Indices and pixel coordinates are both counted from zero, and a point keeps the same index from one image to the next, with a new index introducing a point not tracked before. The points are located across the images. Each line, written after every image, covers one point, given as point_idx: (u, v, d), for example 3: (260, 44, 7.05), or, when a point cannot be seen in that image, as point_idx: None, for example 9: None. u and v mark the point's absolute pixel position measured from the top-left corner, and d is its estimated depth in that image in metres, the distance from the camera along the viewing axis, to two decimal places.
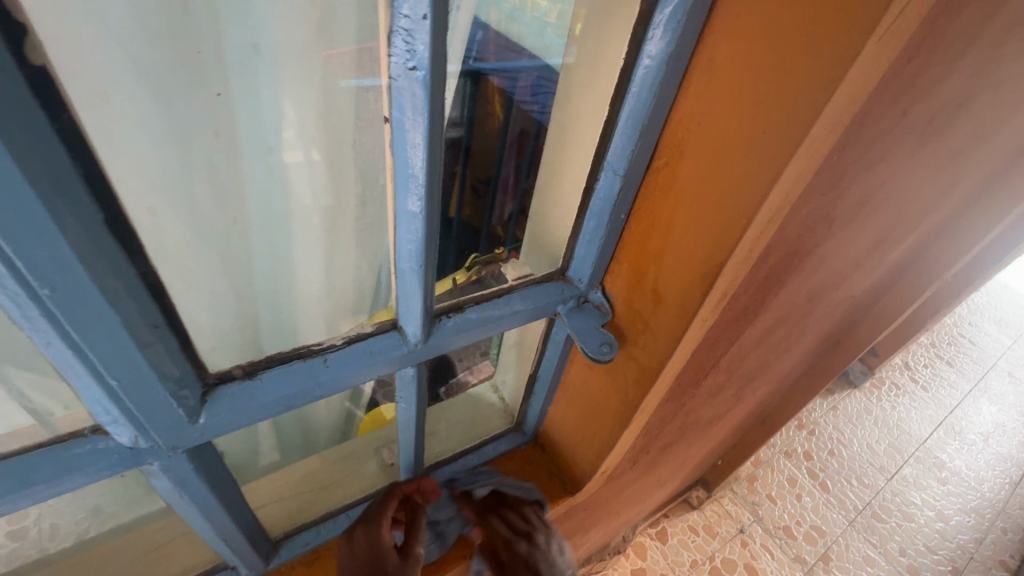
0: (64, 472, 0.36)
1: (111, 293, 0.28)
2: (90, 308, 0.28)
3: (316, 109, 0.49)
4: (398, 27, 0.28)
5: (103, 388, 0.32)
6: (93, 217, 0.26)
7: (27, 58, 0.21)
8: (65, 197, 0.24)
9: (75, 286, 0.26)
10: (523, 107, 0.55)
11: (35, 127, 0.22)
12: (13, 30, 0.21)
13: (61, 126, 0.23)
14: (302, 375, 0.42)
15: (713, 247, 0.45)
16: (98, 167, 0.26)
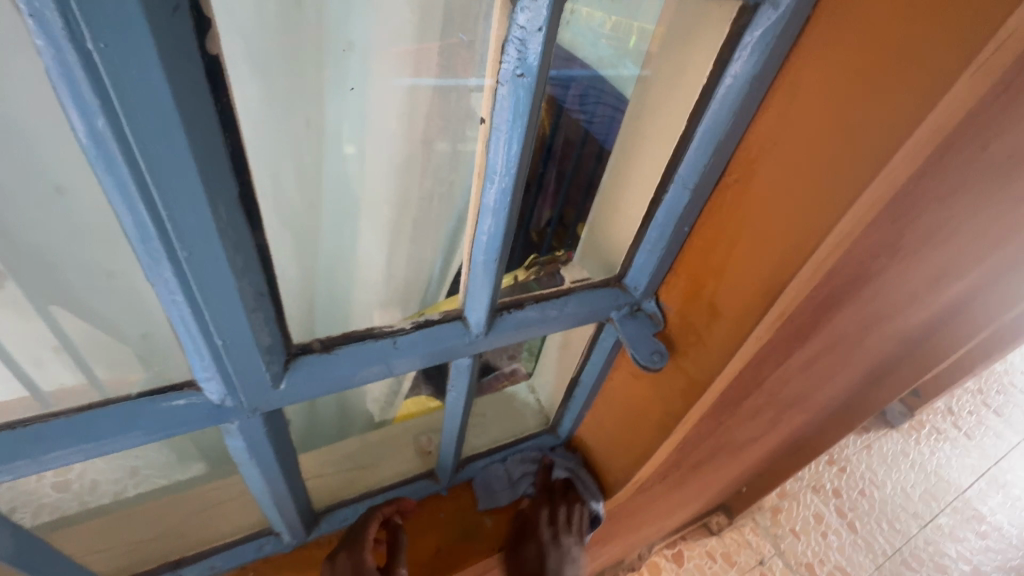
0: (162, 420, 0.40)
1: (234, 258, 0.32)
2: (216, 270, 0.31)
3: (403, 106, 0.52)
4: (513, 37, 0.30)
5: (209, 346, 0.36)
6: (230, 190, 0.30)
7: (206, 48, 0.25)
8: (214, 169, 0.27)
9: (208, 248, 0.30)
10: (572, 116, 0.53)
11: (203, 106, 0.25)
12: (200, 24, 0.24)
13: (220, 107, 0.27)
14: (373, 354, 0.45)
15: (778, 266, 0.46)
16: (239, 146, 0.29)
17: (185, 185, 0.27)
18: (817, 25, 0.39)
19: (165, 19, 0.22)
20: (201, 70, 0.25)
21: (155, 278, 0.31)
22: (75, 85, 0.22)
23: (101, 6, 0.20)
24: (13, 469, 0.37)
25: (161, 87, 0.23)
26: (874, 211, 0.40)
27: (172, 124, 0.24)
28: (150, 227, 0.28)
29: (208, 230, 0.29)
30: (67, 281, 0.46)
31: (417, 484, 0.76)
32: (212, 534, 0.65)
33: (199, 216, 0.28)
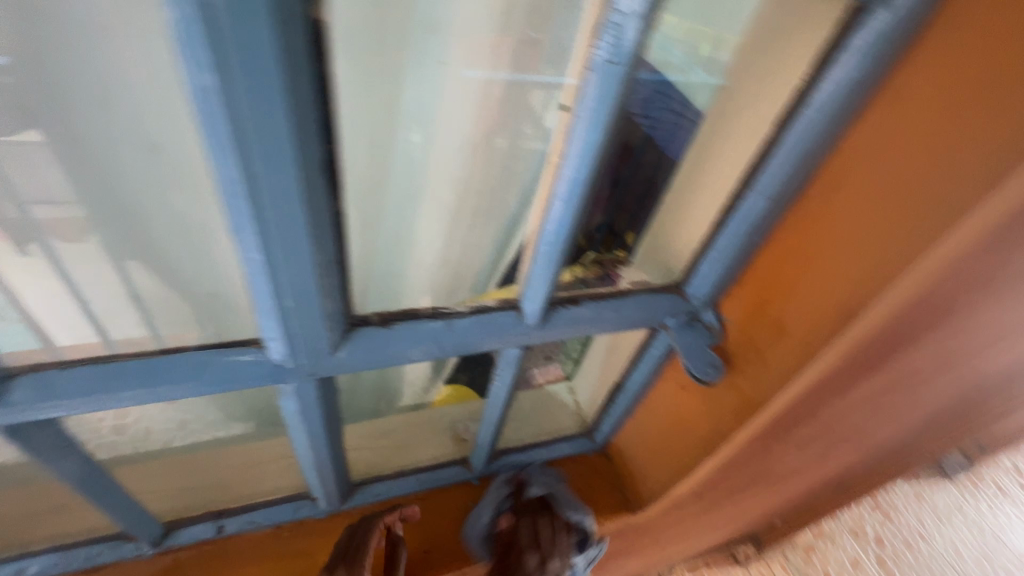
0: (227, 372, 0.41)
1: (311, 223, 0.32)
2: (293, 232, 0.32)
3: (478, 92, 0.53)
4: (610, 22, 0.30)
5: (278, 306, 0.37)
6: (317, 155, 0.30)
7: (313, 13, 0.25)
8: (305, 133, 0.28)
9: (289, 210, 0.31)
10: (637, 117, 0.46)
11: (304, 72, 0.26)
12: None
13: (318, 73, 0.28)
14: (427, 333, 0.46)
15: (854, 291, 0.43)
16: (330, 113, 0.30)
17: (277, 144, 0.28)
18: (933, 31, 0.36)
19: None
20: (307, 33, 0.26)
21: (238, 237, 0.32)
22: (192, 43, 0.24)
23: None
24: (93, 401, 0.40)
25: (269, 50, 0.24)
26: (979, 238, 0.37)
27: (274, 87, 0.25)
28: (239, 187, 0.29)
29: (291, 194, 0.30)
30: (153, 236, 0.47)
31: (449, 470, 0.75)
32: (255, 491, 0.68)
33: (284, 179, 0.29)
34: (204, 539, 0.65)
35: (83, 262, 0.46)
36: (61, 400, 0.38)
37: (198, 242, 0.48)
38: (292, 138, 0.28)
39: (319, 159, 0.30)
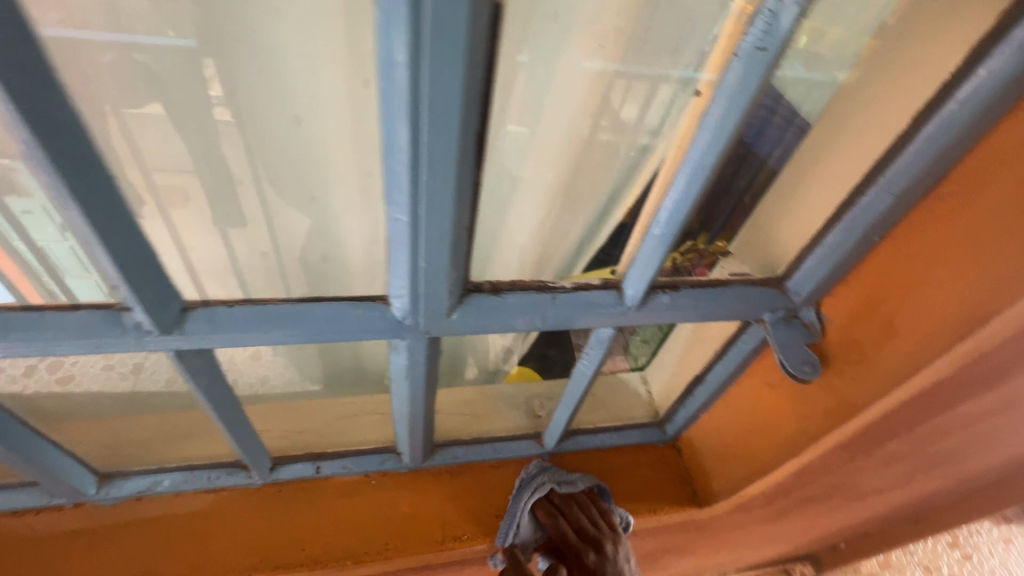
0: (360, 325, 0.46)
1: (417, 193, 0.35)
2: (410, 195, 0.35)
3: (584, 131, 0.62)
4: (763, 9, 0.30)
5: (411, 267, 0.40)
6: (440, 141, 0.31)
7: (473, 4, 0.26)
8: (429, 112, 0.30)
9: (412, 169, 0.33)
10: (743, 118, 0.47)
11: (443, 53, 0.27)
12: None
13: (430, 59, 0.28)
14: (535, 305, 0.48)
15: (1002, 288, 0.40)
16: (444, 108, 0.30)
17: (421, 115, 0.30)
18: None
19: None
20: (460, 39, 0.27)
21: (393, 198, 0.36)
22: (396, 21, 0.27)
23: None
24: (246, 337, 0.44)
25: (461, 17, 0.26)
26: None
27: (459, 52, 0.27)
28: (407, 201, 0.35)
29: (404, 159, 0.32)
30: None
31: (524, 443, 0.77)
32: (348, 441, 0.73)
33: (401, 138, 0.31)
34: (303, 476, 0.70)
35: (341, 228, 0.64)
36: (221, 333, 0.43)
37: (529, 174, 0.66)
38: (464, 102, 0.30)
39: (479, 116, 0.32)
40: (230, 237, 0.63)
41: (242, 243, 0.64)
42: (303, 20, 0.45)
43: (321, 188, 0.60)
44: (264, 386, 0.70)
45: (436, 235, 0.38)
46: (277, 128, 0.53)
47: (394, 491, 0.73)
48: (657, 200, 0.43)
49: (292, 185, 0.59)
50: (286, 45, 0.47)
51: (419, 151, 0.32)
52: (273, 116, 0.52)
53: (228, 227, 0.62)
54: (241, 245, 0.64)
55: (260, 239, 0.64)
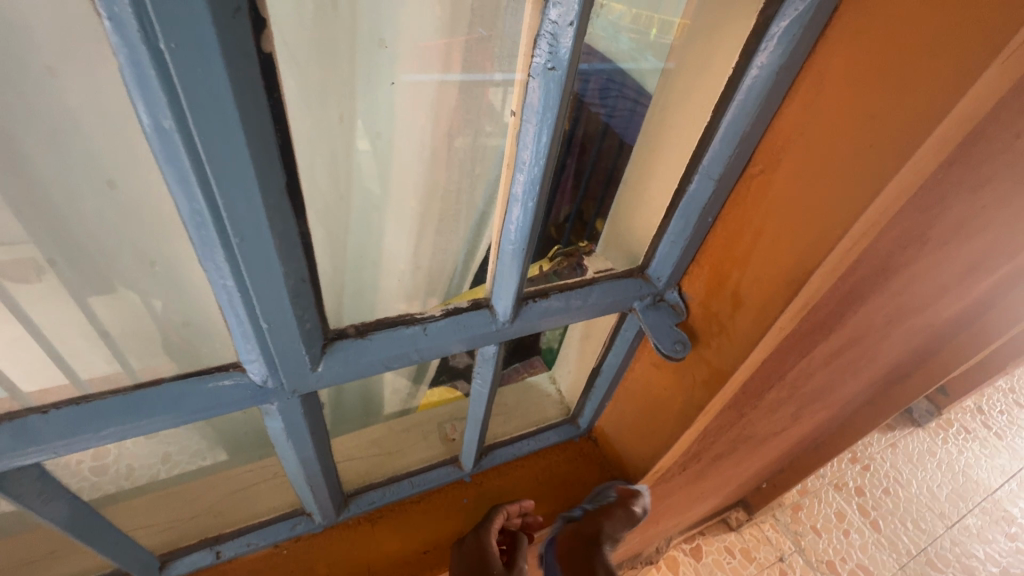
0: (212, 399, 0.42)
1: (233, 257, 0.32)
2: (226, 260, 0.32)
3: (434, 147, 0.61)
4: (545, 31, 0.32)
5: (254, 330, 0.38)
6: (241, 200, 0.29)
7: (234, 59, 0.24)
8: (218, 174, 0.28)
9: (219, 234, 0.31)
10: (592, 109, 0.50)
11: (213, 113, 0.25)
12: (189, 51, 0.23)
13: (201, 121, 0.25)
14: (406, 340, 0.46)
15: (812, 246, 0.46)
16: (235, 169, 0.28)
17: (211, 178, 0.28)
18: (828, 42, 0.40)
19: (242, 23, 0.24)
20: (231, 97, 0.25)
21: (211, 266, 0.33)
22: (150, 87, 0.24)
23: (122, 21, 0.22)
24: (75, 442, 0.39)
25: (221, 76, 0.24)
26: (878, 225, 0.43)
27: (233, 113, 0.26)
28: (226, 265, 0.33)
29: (206, 225, 0.30)
30: None
31: (441, 471, 0.76)
32: (247, 515, 0.67)
33: (195, 204, 0.29)
34: (203, 566, 0.64)
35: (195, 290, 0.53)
36: (37, 447, 0.37)
37: (393, 196, 0.65)
38: (257, 159, 0.28)
39: (285, 169, 0.31)
40: (92, 306, 0.51)
41: (111, 314, 0.52)
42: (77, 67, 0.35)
43: (161, 250, 0.49)
44: (141, 479, 0.62)
45: (271, 294, 0.35)
46: (83, 193, 0.43)
47: (309, 555, 0.68)
48: (503, 217, 0.44)
49: (126, 252, 0.48)
50: (66, 98, 0.37)
51: (221, 215, 0.30)
52: (73, 180, 0.42)
53: (91, 296, 0.50)
54: (109, 314, 0.52)
55: (131, 302, 0.52)
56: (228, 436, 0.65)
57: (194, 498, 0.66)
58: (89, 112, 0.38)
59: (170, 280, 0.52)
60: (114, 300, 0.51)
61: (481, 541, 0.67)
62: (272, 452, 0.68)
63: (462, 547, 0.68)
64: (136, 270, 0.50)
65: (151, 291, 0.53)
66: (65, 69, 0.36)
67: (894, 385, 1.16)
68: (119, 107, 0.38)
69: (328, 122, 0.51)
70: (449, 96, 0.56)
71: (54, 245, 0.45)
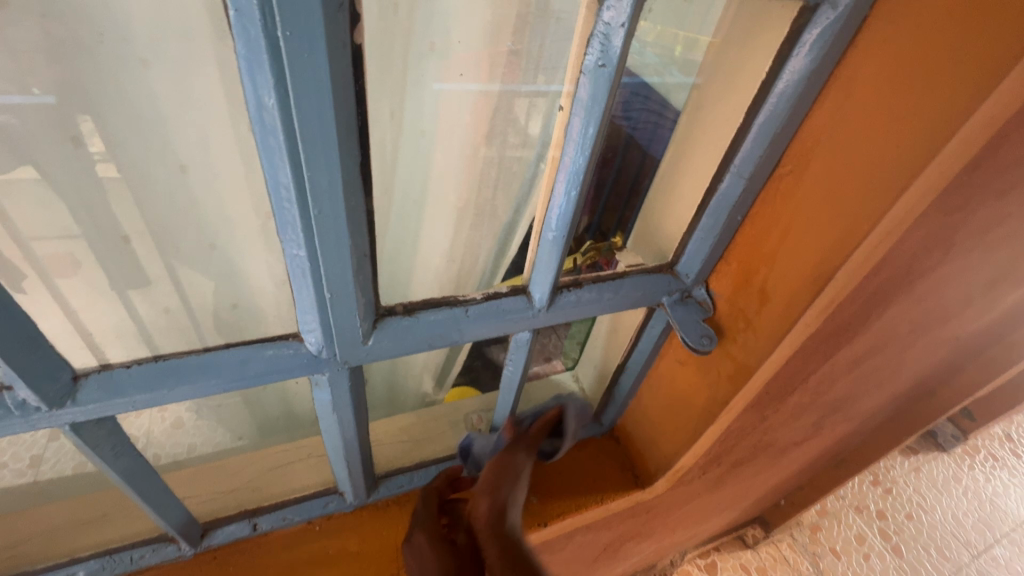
0: (272, 365, 0.45)
1: (308, 228, 0.36)
2: (301, 231, 0.36)
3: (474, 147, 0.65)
4: (598, 32, 0.35)
5: (317, 300, 0.41)
6: (323, 176, 0.33)
7: (333, 48, 0.28)
8: (307, 150, 0.31)
9: (300, 205, 0.34)
10: (615, 121, 0.52)
11: (312, 94, 0.29)
12: (299, 39, 0.27)
13: (300, 102, 0.29)
14: (450, 319, 0.49)
15: (839, 244, 0.48)
16: (322, 146, 0.31)
17: (301, 153, 0.31)
18: (859, 48, 0.43)
19: (343, 15, 0.27)
20: (327, 81, 0.29)
21: (287, 237, 0.37)
22: (260, 68, 0.28)
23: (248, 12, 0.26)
24: (149, 398, 0.43)
25: (322, 61, 0.28)
26: (905, 222, 0.44)
27: (327, 95, 0.29)
28: (301, 235, 0.36)
29: (290, 197, 0.34)
30: None
31: None
32: (283, 490, 0.70)
33: (283, 176, 0.33)
34: (239, 537, 0.67)
35: (245, 273, 0.58)
36: (119, 398, 0.41)
37: (433, 192, 0.68)
38: (341, 139, 0.32)
39: (362, 149, 0.34)
40: (131, 299, 0.55)
41: (145, 304, 0.56)
42: (175, 59, 0.40)
43: (221, 231, 0.53)
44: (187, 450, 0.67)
45: (337, 266, 0.39)
46: (159, 175, 0.47)
47: (338, 533, 0.71)
48: (545, 206, 0.47)
49: (179, 237, 0.53)
50: (159, 86, 0.41)
51: (304, 189, 0.33)
52: (152, 162, 0.46)
53: (129, 289, 0.55)
54: (147, 306, 0.57)
55: (164, 295, 0.57)
56: (262, 413, 0.71)
57: (234, 474, 0.70)
58: (173, 100, 0.42)
59: (225, 261, 0.57)
60: (150, 293, 0.56)
61: (426, 533, 0.62)
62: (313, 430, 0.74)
63: (413, 549, 0.62)
64: (182, 259, 0.55)
65: (207, 271, 0.57)
66: (160, 61, 0.40)
67: (919, 402, 1.15)
68: (203, 96, 0.42)
69: (381, 119, 0.55)
70: (491, 98, 0.60)
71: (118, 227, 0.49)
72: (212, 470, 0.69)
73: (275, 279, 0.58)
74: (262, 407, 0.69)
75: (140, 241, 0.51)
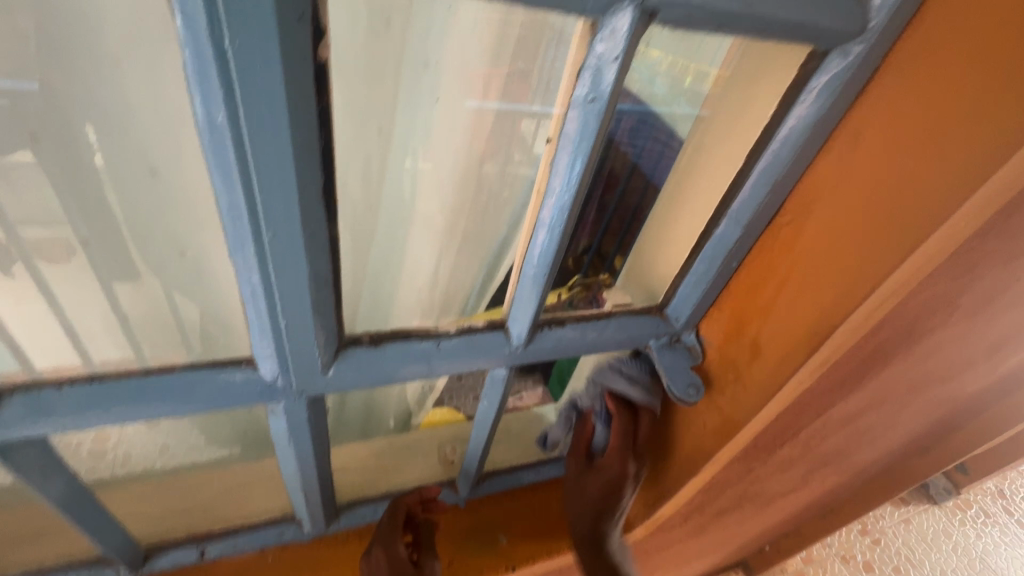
0: (221, 392, 0.42)
1: (262, 253, 0.33)
2: (253, 255, 0.33)
3: (467, 169, 0.62)
4: (589, 64, 0.32)
5: (273, 327, 0.38)
6: (280, 200, 0.30)
7: (291, 65, 0.25)
8: (261, 173, 0.29)
9: (252, 229, 0.31)
10: (620, 148, 0.49)
11: (268, 113, 0.26)
12: (251, 52, 0.24)
13: (253, 120, 0.26)
14: (418, 353, 0.46)
15: (836, 301, 0.45)
16: (277, 169, 0.29)
17: (256, 175, 0.29)
18: (868, 98, 0.41)
19: (303, 30, 0.25)
20: (284, 102, 0.26)
21: (239, 259, 0.34)
22: (209, 79, 0.25)
23: (195, 21, 0.23)
24: (83, 420, 0.39)
25: (278, 78, 0.25)
26: (908, 285, 0.42)
27: (283, 115, 0.27)
28: (254, 258, 0.33)
29: (241, 220, 0.31)
30: None
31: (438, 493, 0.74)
32: (237, 516, 0.66)
33: (234, 197, 0.30)
34: (186, 563, 0.63)
35: (211, 287, 0.54)
36: (49, 419, 0.38)
37: (421, 212, 0.65)
38: (299, 161, 0.29)
39: (325, 174, 0.32)
40: (116, 292, 0.51)
41: (135, 298, 0.52)
42: (139, 56, 0.37)
43: (189, 242, 0.49)
44: (140, 467, 0.61)
45: (294, 293, 0.36)
46: (123, 179, 0.44)
47: (292, 565, 0.67)
48: (528, 240, 0.44)
49: (146, 243, 0.49)
50: (121, 84, 0.39)
51: (258, 212, 0.31)
52: (116, 165, 0.43)
53: (116, 282, 0.51)
54: (128, 300, 0.52)
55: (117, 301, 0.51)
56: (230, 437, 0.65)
57: (191, 493, 0.65)
58: (145, 102, 0.40)
59: (190, 274, 0.52)
60: (141, 288, 0.52)
61: (388, 552, 0.60)
62: (270, 453, 0.67)
63: (371, 567, 0.60)
64: (154, 266, 0.51)
65: (169, 282, 0.53)
66: (132, 61, 0.37)
67: (914, 457, 1.11)
68: (173, 99, 0.40)
69: (368, 134, 0.53)
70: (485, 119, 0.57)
71: (80, 227, 0.46)
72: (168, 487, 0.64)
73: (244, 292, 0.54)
74: (224, 431, 0.63)
75: (111, 241, 0.47)
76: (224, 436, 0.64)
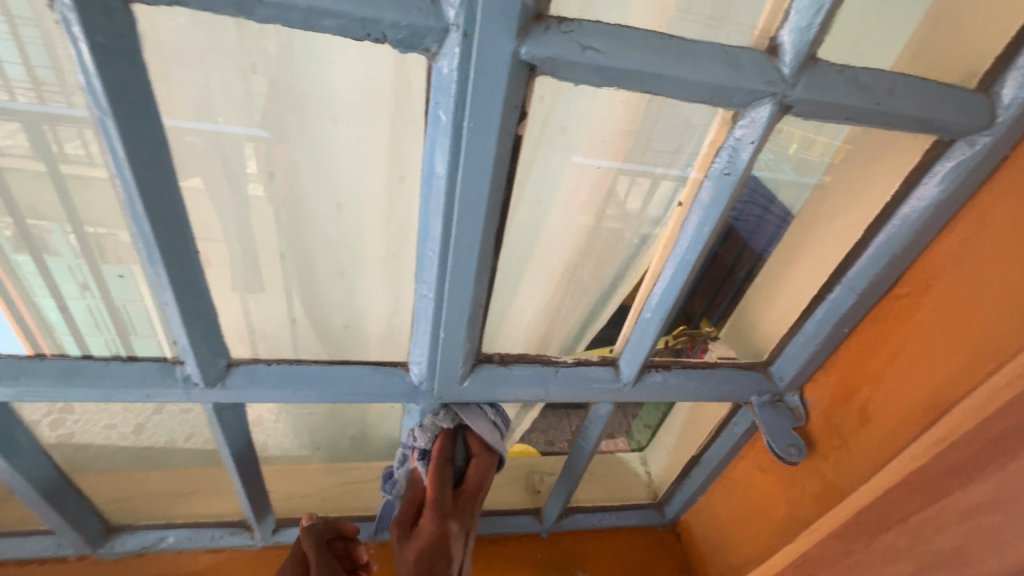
0: (380, 386, 0.51)
1: (442, 275, 0.41)
2: (435, 276, 0.41)
3: (585, 219, 0.69)
4: (727, 144, 0.38)
5: (432, 336, 0.46)
6: (466, 235, 0.39)
7: (502, 138, 0.34)
8: (460, 214, 0.37)
9: (440, 256, 0.40)
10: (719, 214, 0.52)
11: (477, 171, 0.35)
12: (478, 128, 0.33)
13: (465, 175, 0.35)
14: (539, 376, 0.53)
15: (957, 376, 0.45)
16: (472, 211, 0.37)
17: (454, 214, 0.37)
18: (995, 185, 0.43)
19: (515, 114, 0.34)
20: (490, 164, 0.35)
21: (422, 277, 0.42)
22: (441, 145, 0.34)
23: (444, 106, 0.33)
24: (278, 394, 0.49)
25: (490, 147, 0.34)
26: None
27: (487, 173, 0.35)
28: (434, 278, 0.42)
29: (434, 248, 0.40)
30: None
31: (524, 518, 0.78)
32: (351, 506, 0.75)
33: (434, 230, 0.39)
34: None
35: (361, 302, 0.64)
36: (257, 388, 0.48)
37: (539, 254, 0.73)
38: (488, 207, 0.37)
39: (501, 217, 0.40)
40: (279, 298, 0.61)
41: (265, 308, 0.61)
42: (358, 118, 0.48)
43: (355, 263, 0.60)
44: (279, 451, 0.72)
45: (456, 310, 0.44)
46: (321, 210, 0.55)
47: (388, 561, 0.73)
48: (648, 287, 0.50)
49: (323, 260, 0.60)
50: (337, 137, 0.50)
51: (447, 243, 0.39)
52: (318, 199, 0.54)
53: (250, 294, 0.59)
54: (280, 304, 0.62)
55: (286, 303, 0.61)
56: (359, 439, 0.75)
57: (315, 479, 0.76)
58: (353, 151, 0.51)
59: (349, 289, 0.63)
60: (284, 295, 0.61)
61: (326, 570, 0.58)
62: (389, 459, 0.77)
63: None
64: (321, 279, 0.61)
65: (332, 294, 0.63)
66: (351, 121, 0.49)
67: None
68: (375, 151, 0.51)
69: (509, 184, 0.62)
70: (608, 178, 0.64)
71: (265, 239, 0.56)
72: (300, 471, 0.75)
73: (388, 308, 0.64)
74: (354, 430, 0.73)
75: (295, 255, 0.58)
76: (350, 433, 0.73)
